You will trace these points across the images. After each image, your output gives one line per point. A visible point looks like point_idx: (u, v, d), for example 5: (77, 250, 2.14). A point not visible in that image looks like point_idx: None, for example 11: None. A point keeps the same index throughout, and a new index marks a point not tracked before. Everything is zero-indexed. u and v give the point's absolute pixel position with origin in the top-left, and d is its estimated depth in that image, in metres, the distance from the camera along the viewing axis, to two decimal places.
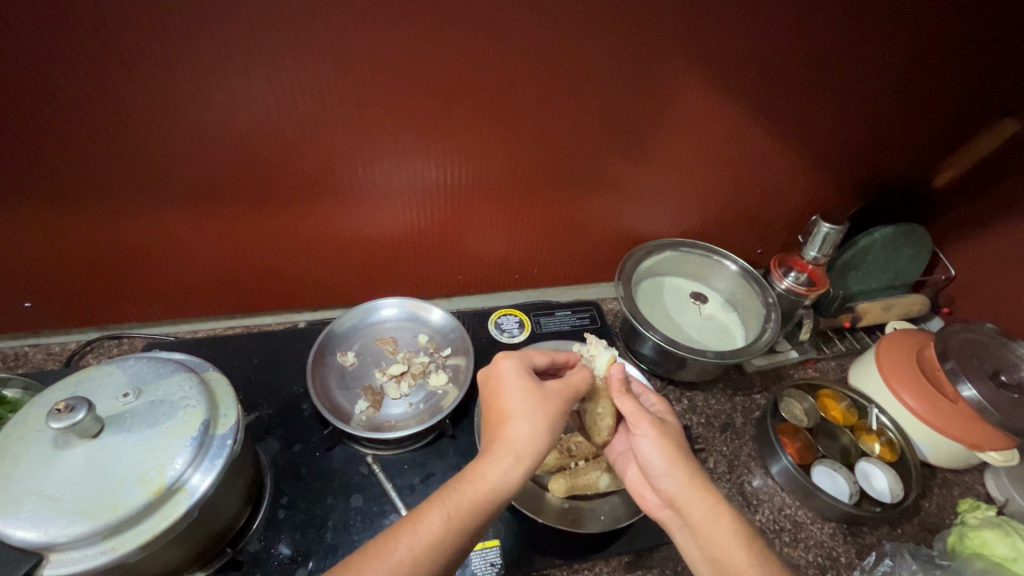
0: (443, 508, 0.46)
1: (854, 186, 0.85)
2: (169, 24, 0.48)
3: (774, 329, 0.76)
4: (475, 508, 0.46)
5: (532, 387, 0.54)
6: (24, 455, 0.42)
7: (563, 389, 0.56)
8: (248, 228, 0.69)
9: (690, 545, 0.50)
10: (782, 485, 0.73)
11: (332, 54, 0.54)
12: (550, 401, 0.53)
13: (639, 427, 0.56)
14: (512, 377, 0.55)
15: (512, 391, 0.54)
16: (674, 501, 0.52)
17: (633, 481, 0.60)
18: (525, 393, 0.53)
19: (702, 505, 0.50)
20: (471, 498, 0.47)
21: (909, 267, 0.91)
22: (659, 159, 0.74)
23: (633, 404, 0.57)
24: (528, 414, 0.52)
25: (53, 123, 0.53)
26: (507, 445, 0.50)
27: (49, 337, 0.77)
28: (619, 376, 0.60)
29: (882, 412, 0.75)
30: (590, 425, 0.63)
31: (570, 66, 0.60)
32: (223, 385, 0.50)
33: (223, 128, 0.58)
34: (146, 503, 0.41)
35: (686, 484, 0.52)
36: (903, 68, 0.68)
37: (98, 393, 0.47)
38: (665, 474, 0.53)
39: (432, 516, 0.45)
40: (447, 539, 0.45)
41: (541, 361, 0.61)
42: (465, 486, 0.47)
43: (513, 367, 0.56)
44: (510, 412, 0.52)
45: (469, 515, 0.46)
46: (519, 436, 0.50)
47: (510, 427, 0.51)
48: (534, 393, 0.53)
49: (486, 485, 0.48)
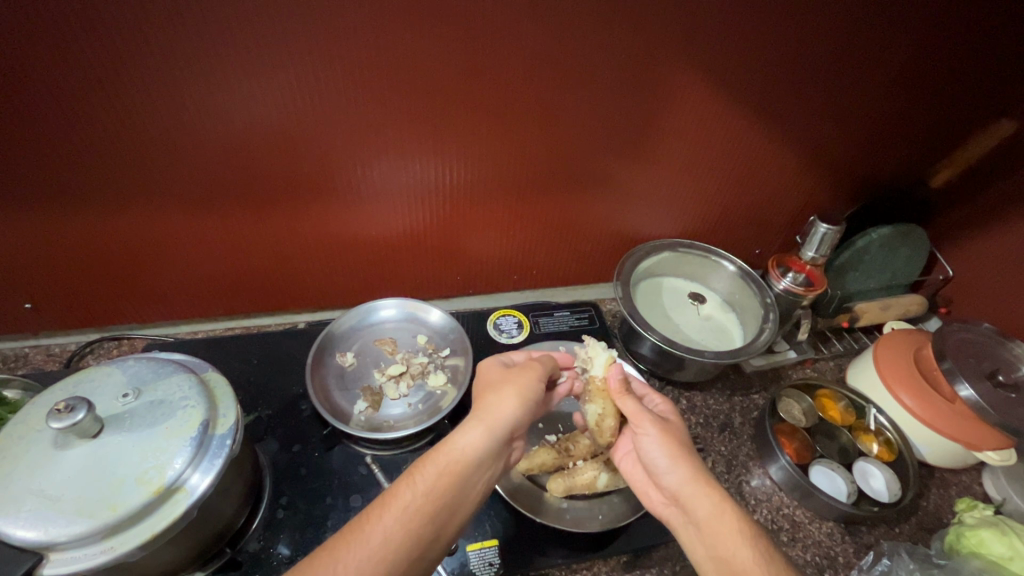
0: (410, 481, 0.47)
1: (852, 186, 0.85)
2: (167, 25, 0.49)
3: (772, 329, 0.76)
4: (439, 470, 0.48)
5: (502, 371, 0.58)
6: (24, 455, 0.42)
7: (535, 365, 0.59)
8: (246, 229, 0.69)
9: (694, 543, 0.50)
10: (781, 485, 0.73)
11: (329, 55, 0.54)
12: (519, 374, 0.57)
13: (643, 426, 0.56)
14: (488, 366, 0.59)
15: (484, 376, 0.59)
16: (679, 498, 0.52)
17: (638, 481, 0.60)
18: (494, 375, 0.58)
19: (706, 502, 0.50)
20: (436, 463, 0.48)
21: (907, 267, 0.91)
22: (657, 159, 0.74)
23: (635, 404, 0.58)
24: (493, 388, 0.55)
25: (53, 125, 0.54)
26: (475, 415, 0.53)
27: (49, 338, 0.77)
28: (619, 377, 0.62)
29: (881, 412, 0.75)
30: (594, 426, 0.64)
31: (568, 66, 0.60)
32: (223, 385, 0.50)
33: (222, 130, 0.58)
34: (146, 502, 0.41)
35: (690, 481, 0.52)
36: (899, 69, 0.69)
37: (97, 394, 0.47)
38: (668, 472, 0.53)
39: (403, 490, 0.47)
40: (416, 504, 0.46)
41: (522, 359, 0.63)
42: (433, 455, 0.49)
43: (491, 361, 0.61)
44: (480, 391, 0.56)
45: (436, 478, 0.47)
46: (486, 406, 0.53)
47: (482, 400, 0.54)
48: (500, 374, 0.58)
49: (451, 449, 0.49)
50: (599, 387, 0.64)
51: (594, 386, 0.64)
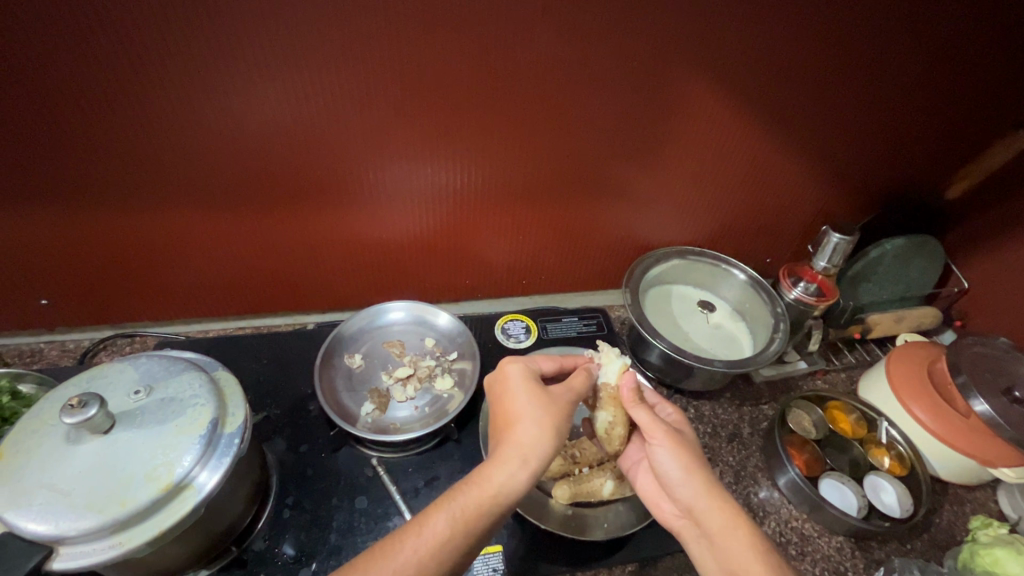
0: (447, 511, 0.46)
1: (865, 196, 0.84)
2: (184, 26, 0.49)
3: (782, 339, 0.76)
4: (480, 509, 0.46)
5: (539, 392, 0.54)
6: (38, 449, 0.43)
7: (566, 394, 0.57)
8: (258, 229, 0.70)
9: (707, 559, 0.50)
10: (789, 497, 0.72)
11: (341, 58, 0.54)
12: (553, 404, 0.54)
13: (654, 436, 0.55)
14: (521, 383, 0.55)
15: (519, 394, 0.54)
16: (691, 510, 0.52)
17: (650, 492, 0.59)
18: (531, 396, 0.54)
19: (719, 517, 0.49)
20: (476, 498, 0.47)
21: (921, 278, 0.90)
22: (668, 166, 0.74)
23: (649, 414, 0.57)
24: (534, 416, 0.52)
25: (73, 124, 0.55)
26: (516, 449, 0.50)
27: (64, 334, 0.78)
28: (631, 386, 0.60)
29: (893, 425, 0.74)
30: (602, 433, 0.63)
31: (579, 73, 0.60)
32: (232, 383, 0.51)
33: (236, 131, 0.59)
34: (154, 499, 0.41)
35: (702, 493, 0.51)
36: (914, 77, 0.68)
37: (110, 390, 0.47)
38: (681, 484, 0.53)
39: (437, 519, 0.46)
40: (451, 542, 0.45)
41: (549, 367, 0.62)
42: (471, 488, 0.47)
43: (523, 373, 0.56)
44: (517, 415, 0.52)
45: (476, 515, 0.46)
46: (527, 439, 0.50)
47: (519, 429, 0.51)
48: (538, 397, 0.54)
49: (492, 487, 0.47)
50: (610, 396, 0.62)
51: (605, 394, 0.62)
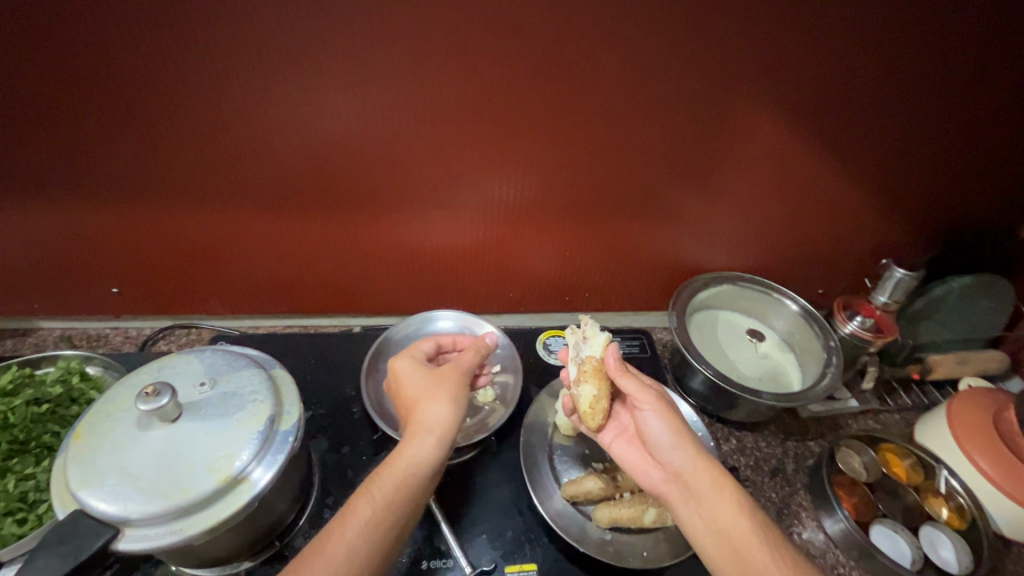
0: (368, 496, 0.49)
1: (931, 231, 0.81)
2: (270, 35, 0.52)
3: (835, 375, 0.73)
4: (395, 486, 0.50)
5: (427, 376, 0.59)
6: (111, 432, 0.45)
7: (458, 370, 0.61)
8: (315, 232, 0.72)
9: (692, 518, 0.52)
10: (836, 541, 0.69)
11: (412, 74, 0.57)
12: (446, 381, 0.59)
13: (644, 403, 0.57)
14: (410, 371, 0.60)
15: (410, 382, 0.59)
16: (681, 474, 0.54)
17: (632, 461, 0.60)
18: (420, 381, 0.58)
19: (708, 477, 0.52)
20: (391, 479, 0.50)
21: (988, 320, 0.85)
22: (723, 191, 0.73)
23: (635, 381, 0.58)
24: (429, 396, 0.57)
25: (159, 123, 0.59)
26: (422, 425, 0.54)
27: (128, 322, 0.83)
28: (615, 357, 0.60)
29: (953, 474, 0.69)
30: (585, 409, 0.60)
31: (640, 95, 0.60)
32: (288, 382, 0.52)
33: (306, 138, 0.61)
34: (213, 489, 0.43)
35: (691, 456, 0.53)
36: (993, 107, 0.65)
37: (177, 380, 0.50)
38: (670, 448, 0.55)
39: (360, 505, 0.49)
40: (382, 520, 0.48)
41: (430, 349, 0.65)
42: (386, 470, 0.51)
43: (408, 364, 0.61)
44: (414, 401, 0.57)
45: (394, 492, 0.50)
46: (431, 414, 0.55)
47: (421, 410, 0.55)
48: (427, 379, 0.59)
49: (404, 464, 0.51)
50: (594, 367, 0.62)
51: (589, 366, 0.62)
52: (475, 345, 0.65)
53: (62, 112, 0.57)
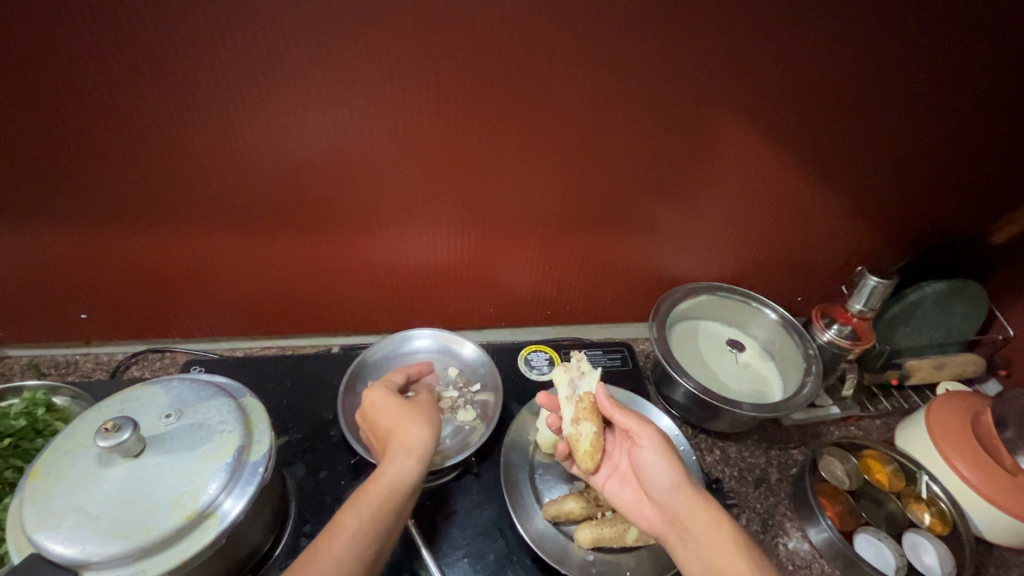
0: (354, 510, 0.48)
1: (904, 238, 0.82)
2: (240, 58, 0.52)
3: (814, 383, 0.73)
4: (380, 501, 0.49)
5: (402, 405, 0.59)
6: (71, 470, 0.44)
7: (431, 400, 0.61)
8: (290, 253, 0.72)
9: (690, 561, 0.51)
10: (821, 550, 0.69)
11: (381, 92, 0.56)
12: (423, 410, 0.59)
13: (644, 439, 0.56)
14: (385, 401, 0.59)
15: (385, 411, 0.58)
16: (678, 515, 0.53)
17: (627, 501, 0.59)
18: (396, 409, 0.58)
19: (704, 517, 0.51)
20: (376, 493, 0.49)
21: (961, 324, 0.86)
22: (699, 202, 0.73)
23: (631, 417, 0.58)
24: (408, 421, 0.56)
25: (126, 147, 0.58)
26: (402, 445, 0.54)
27: (98, 347, 0.81)
28: (607, 394, 0.61)
29: (934, 479, 0.69)
30: (585, 449, 0.59)
31: (611, 109, 0.61)
32: (258, 410, 0.51)
33: (276, 158, 0.61)
34: (178, 527, 0.42)
35: (689, 496, 0.53)
36: (956, 119, 0.67)
37: (142, 413, 0.48)
38: (669, 489, 0.54)
39: (347, 518, 0.48)
40: (367, 533, 0.47)
41: (401, 379, 0.65)
42: (369, 486, 0.50)
43: (383, 395, 0.60)
44: (393, 426, 0.56)
45: (379, 508, 0.49)
46: (413, 436, 0.54)
47: (401, 431, 0.55)
48: (403, 408, 0.58)
49: (385, 480, 0.51)
50: (591, 405, 0.61)
51: (586, 403, 0.61)
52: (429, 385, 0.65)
53: (21, 136, 0.55)
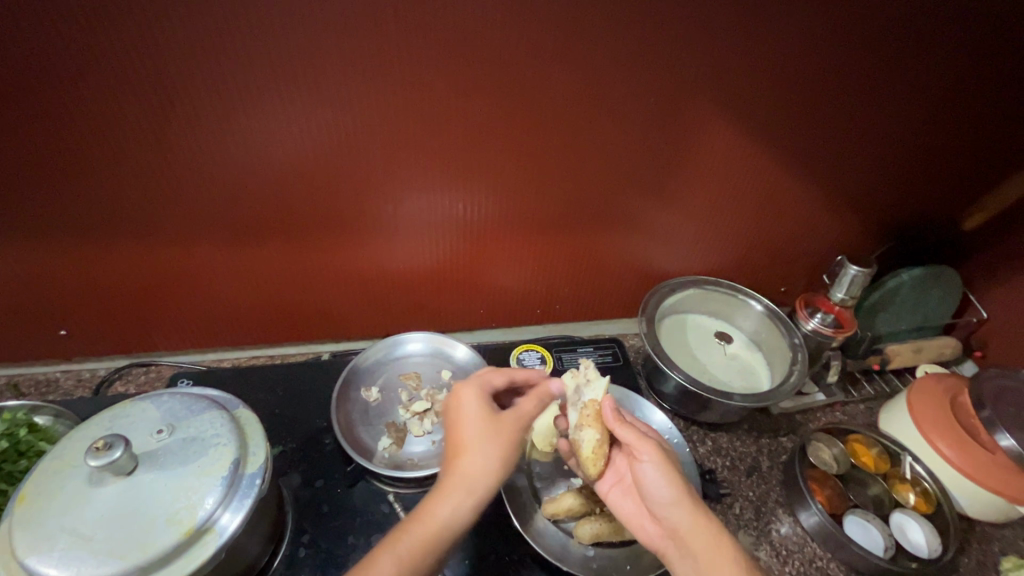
0: (393, 552, 0.46)
1: (881, 227, 0.84)
2: (219, 65, 0.51)
3: (801, 372, 0.75)
4: (423, 547, 0.46)
5: (488, 422, 0.53)
6: (61, 491, 0.43)
7: (519, 417, 0.55)
8: (277, 261, 0.71)
9: None
10: (812, 534, 0.70)
11: (364, 97, 0.56)
12: (505, 432, 0.53)
13: (643, 453, 0.55)
14: (470, 413, 0.54)
15: (467, 424, 0.53)
16: (677, 530, 0.51)
17: (629, 512, 0.58)
18: (481, 427, 0.53)
19: (705, 536, 0.50)
20: (419, 537, 0.46)
21: (938, 309, 0.89)
22: (683, 198, 0.74)
23: (634, 431, 0.56)
24: (483, 448, 0.51)
25: (104, 158, 0.56)
26: (463, 482, 0.49)
27: (80, 363, 0.78)
28: (613, 406, 0.59)
29: (917, 460, 0.72)
30: (587, 454, 0.59)
31: (596, 108, 0.61)
32: (252, 422, 0.50)
33: (260, 165, 0.60)
34: (176, 543, 0.41)
35: (688, 511, 0.51)
36: (928, 111, 0.69)
37: (132, 429, 0.47)
38: (668, 503, 0.53)
39: (382, 560, 0.45)
40: None
41: (498, 384, 0.59)
42: (414, 526, 0.47)
43: (474, 403, 0.55)
44: (466, 447, 0.51)
45: (420, 551, 0.46)
46: (476, 472, 0.50)
47: (468, 463, 0.50)
48: (487, 427, 0.53)
49: (435, 523, 0.47)
50: (596, 412, 0.61)
51: (591, 410, 0.61)
52: (537, 393, 0.59)
53: None
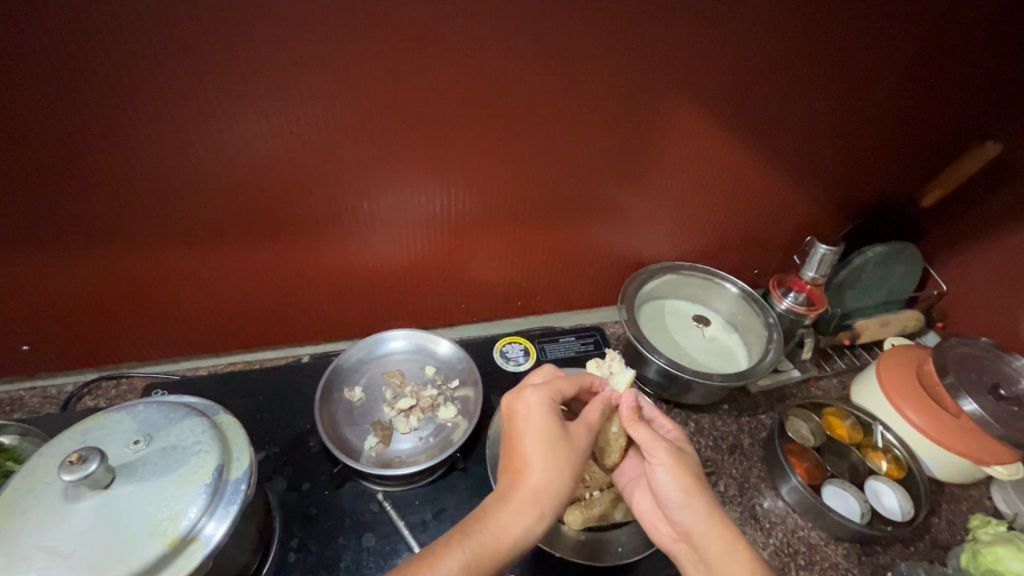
0: (463, 549, 0.45)
1: (847, 207, 0.87)
2: (178, 62, 0.49)
3: (777, 350, 0.77)
4: (497, 558, 0.46)
5: (564, 439, 0.52)
6: (34, 509, 0.41)
7: (586, 432, 0.55)
8: (250, 264, 0.69)
9: None
10: (793, 506, 0.73)
11: (333, 92, 0.55)
12: (577, 451, 0.53)
13: (656, 456, 0.55)
14: (547, 427, 0.52)
15: (544, 438, 0.52)
16: (690, 534, 0.52)
17: (644, 510, 0.60)
18: (557, 445, 0.52)
19: (719, 540, 0.50)
20: (493, 547, 0.46)
21: (902, 284, 0.93)
22: (658, 184, 0.75)
23: (647, 432, 0.57)
24: (559, 467, 0.51)
25: (60, 163, 0.54)
26: (539, 501, 0.49)
27: (45, 380, 0.75)
28: (631, 404, 0.60)
29: (887, 429, 0.75)
30: (602, 444, 0.62)
31: (568, 98, 0.61)
32: (235, 427, 0.49)
33: (228, 166, 0.58)
34: (161, 554, 0.40)
35: (701, 517, 0.52)
36: (887, 92, 0.71)
37: (107, 442, 0.46)
38: (681, 507, 0.53)
39: (446, 558, 0.44)
40: None
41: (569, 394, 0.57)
42: (487, 536, 0.46)
43: (550, 417, 0.53)
44: (543, 463, 0.50)
45: (492, 561, 0.45)
46: (550, 491, 0.50)
47: (545, 481, 0.50)
48: (562, 444, 0.52)
49: (511, 538, 0.47)
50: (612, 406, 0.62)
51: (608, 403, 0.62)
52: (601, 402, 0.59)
53: None
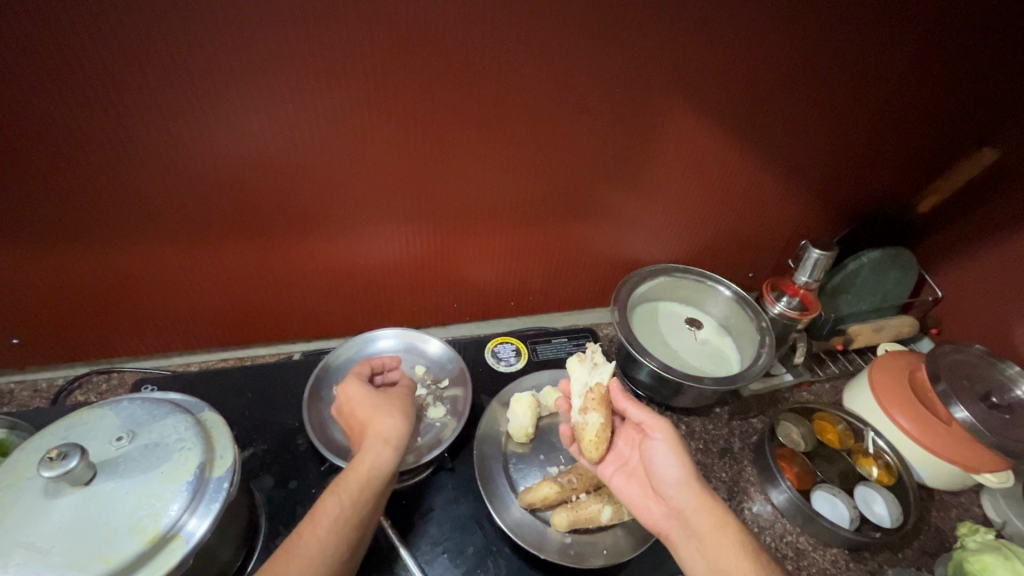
0: (335, 495, 0.50)
1: (841, 212, 0.87)
2: (171, 57, 0.48)
3: (768, 354, 0.77)
4: (361, 487, 0.51)
5: (377, 395, 0.60)
6: (12, 506, 0.41)
7: (401, 391, 0.63)
8: (241, 261, 0.69)
9: (694, 559, 0.51)
10: (782, 511, 0.72)
11: (325, 90, 0.54)
12: (396, 400, 0.61)
13: (655, 432, 0.57)
14: (359, 393, 0.60)
15: (360, 400, 0.60)
16: (683, 511, 0.53)
17: (631, 494, 0.59)
18: (371, 399, 0.60)
19: (710, 516, 0.52)
20: (356, 480, 0.52)
21: (896, 289, 0.93)
22: (652, 186, 0.75)
23: (645, 411, 0.58)
24: (382, 411, 0.58)
25: (49, 158, 0.53)
26: (378, 436, 0.55)
27: (36, 372, 0.75)
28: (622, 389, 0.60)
29: (878, 435, 0.75)
30: (590, 437, 0.60)
31: (563, 98, 0.61)
32: (218, 424, 0.49)
33: (219, 163, 0.58)
34: (140, 552, 0.40)
35: (695, 494, 0.53)
36: (884, 97, 0.70)
37: (90, 438, 0.46)
38: (676, 484, 0.54)
39: (327, 503, 0.50)
40: (343, 516, 0.49)
41: (374, 370, 0.66)
42: (348, 474, 0.52)
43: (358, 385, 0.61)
44: (366, 417, 0.58)
45: (359, 493, 0.51)
46: (385, 426, 0.56)
47: (377, 422, 0.57)
48: (377, 398, 0.60)
49: (366, 466, 0.53)
50: (601, 396, 0.62)
51: (595, 394, 0.62)
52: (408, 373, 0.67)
53: None
